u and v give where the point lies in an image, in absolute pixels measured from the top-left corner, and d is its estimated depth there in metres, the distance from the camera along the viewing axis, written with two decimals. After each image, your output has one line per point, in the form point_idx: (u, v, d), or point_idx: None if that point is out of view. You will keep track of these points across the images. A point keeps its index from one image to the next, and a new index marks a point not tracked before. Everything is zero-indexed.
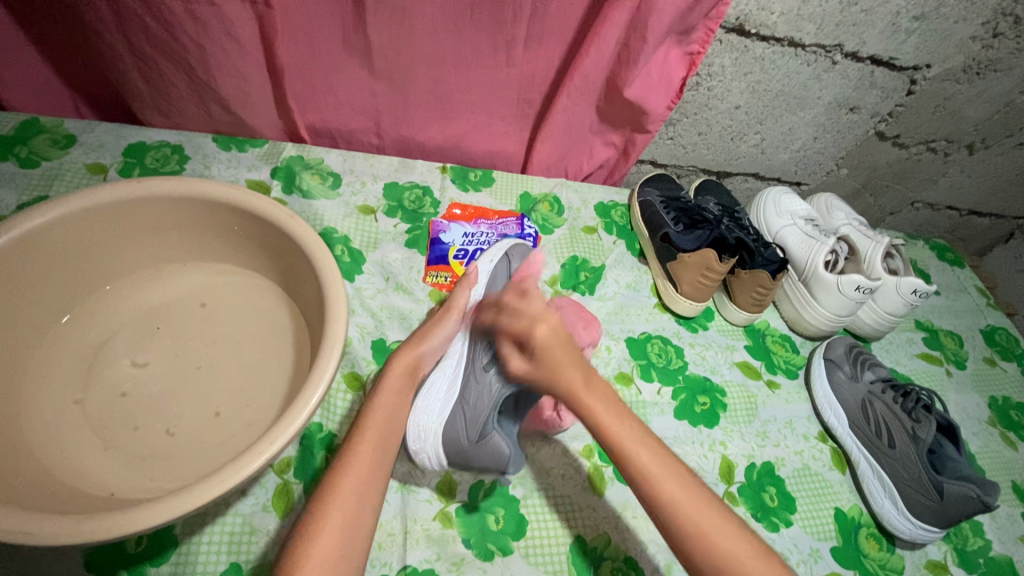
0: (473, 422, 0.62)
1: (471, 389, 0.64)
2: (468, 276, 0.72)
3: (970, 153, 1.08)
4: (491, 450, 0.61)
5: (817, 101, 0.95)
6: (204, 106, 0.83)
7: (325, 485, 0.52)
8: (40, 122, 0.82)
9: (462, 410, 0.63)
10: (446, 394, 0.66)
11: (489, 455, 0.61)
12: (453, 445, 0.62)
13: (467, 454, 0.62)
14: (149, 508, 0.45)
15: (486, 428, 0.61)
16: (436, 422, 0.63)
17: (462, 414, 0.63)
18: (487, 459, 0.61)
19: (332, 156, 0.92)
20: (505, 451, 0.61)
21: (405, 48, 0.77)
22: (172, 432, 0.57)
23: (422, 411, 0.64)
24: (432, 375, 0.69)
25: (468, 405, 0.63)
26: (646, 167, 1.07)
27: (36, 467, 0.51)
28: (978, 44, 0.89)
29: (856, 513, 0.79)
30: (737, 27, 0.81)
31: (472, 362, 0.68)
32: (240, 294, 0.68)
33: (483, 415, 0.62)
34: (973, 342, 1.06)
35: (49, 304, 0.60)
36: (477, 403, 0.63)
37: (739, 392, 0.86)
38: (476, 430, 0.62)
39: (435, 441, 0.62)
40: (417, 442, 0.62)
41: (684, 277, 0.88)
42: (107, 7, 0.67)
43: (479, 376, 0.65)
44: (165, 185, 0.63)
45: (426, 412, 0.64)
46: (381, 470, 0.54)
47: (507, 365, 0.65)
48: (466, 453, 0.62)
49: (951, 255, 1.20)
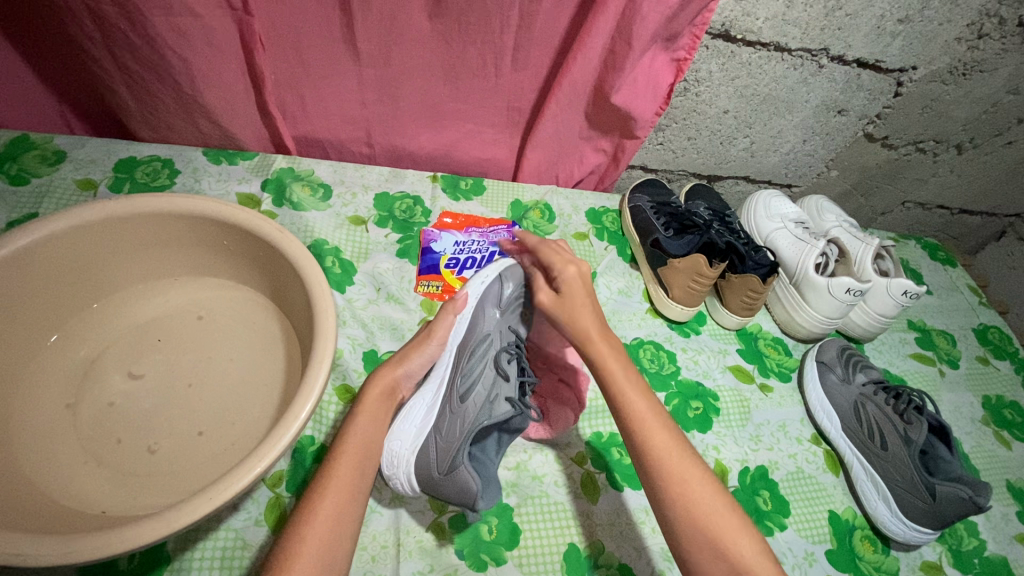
0: (441, 452, 0.60)
1: (448, 418, 0.63)
2: (458, 298, 0.71)
3: (959, 152, 1.09)
4: (457, 485, 0.58)
5: (805, 104, 0.95)
6: (192, 119, 0.83)
7: (311, 500, 0.52)
8: (30, 139, 0.82)
9: (435, 440, 0.62)
10: (422, 421, 0.65)
11: (456, 489, 0.58)
12: (423, 474, 0.60)
13: (436, 486, 0.60)
14: (137, 526, 0.45)
15: (454, 460, 0.59)
16: (408, 449, 0.62)
17: (436, 443, 0.62)
18: (454, 494, 0.58)
19: (323, 168, 0.92)
20: (472, 488, 0.57)
21: (391, 58, 0.78)
22: (152, 450, 0.57)
23: (398, 438, 0.63)
24: (410, 400, 0.68)
25: (441, 433, 0.62)
26: (637, 173, 1.07)
27: (25, 486, 0.51)
28: (964, 45, 0.90)
29: (850, 515, 0.79)
30: (723, 33, 0.82)
31: (451, 390, 0.66)
32: (234, 308, 0.69)
33: (451, 446, 0.60)
34: (966, 341, 1.06)
35: (37, 322, 0.60)
36: (450, 432, 0.61)
37: (732, 396, 0.86)
38: (445, 462, 0.59)
39: (407, 468, 0.61)
40: (389, 469, 0.62)
41: (675, 282, 0.88)
42: (92, 23, 0.67)
43: (457, 404, 0.64)
44: (154, 202, 0.63)
45: (401, 438, 0.63)
46: (365, 482, 0.54)
47: (487, 394, 0.64)
48: (435, 485, 0.60)
49: (943, 254, 1.21)
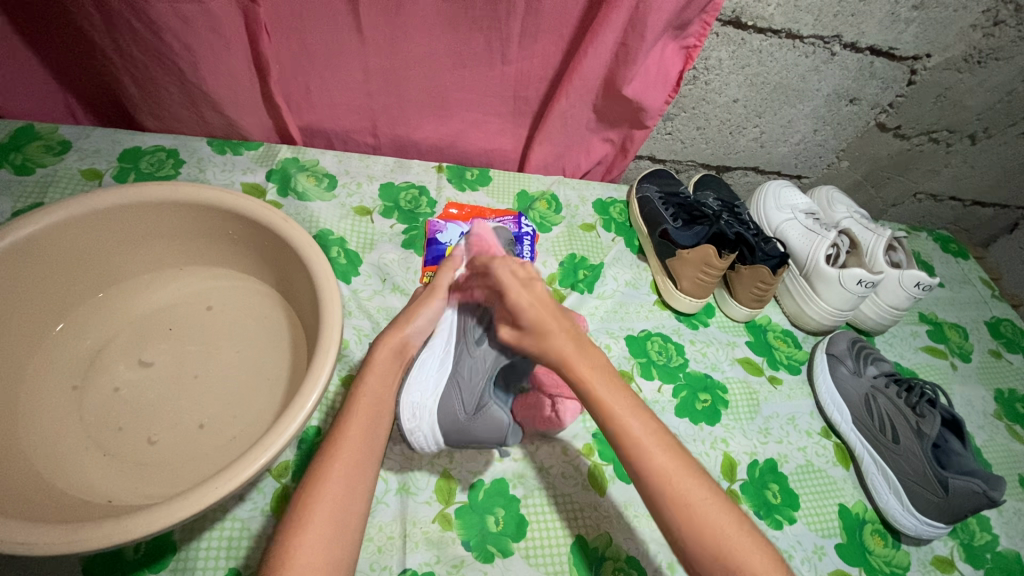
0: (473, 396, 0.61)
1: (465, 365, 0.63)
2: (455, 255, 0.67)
3: (972, 143, 1.07)
4: (492, 420, 0.60)
5: (817, 93, 0.94)
6: (197, 109, 0.83)
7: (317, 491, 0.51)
8: (35, 129, 0.82)
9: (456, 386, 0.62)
10: (439, 369, 0.64)
11: (487, 426, 0.60)
12: (449, 420, 0.60)
13: (464, 429, 0.60)
14: (142, 514, 0.45)
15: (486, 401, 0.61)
16: (431, 399, 0.61)
17: (458, 388, 0.62)
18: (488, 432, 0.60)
19: (328, 158, 0.91)
20: (506, 421, 0.60)
21: (397, 46, 0.77)
22: (151, 441, 0.56)
23: (418, 390, 0.62)
24: (421, 354, 0.66)
25: (462, 377, 0.62)
26: (644, 163, 1.06)
27: (32, 476, 0.51)
28: (979, 33, 0.88)
29: (860, 509, 0.78)
30: (734, 20, 0.80)
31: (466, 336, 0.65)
32: (241, 298, 0.68)
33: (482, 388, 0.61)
34: (978, 334, 1.05)
35: (43, 312, 0.60)
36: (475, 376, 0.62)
37: (741, 388, 0.85)
38: (473, 402, 0.61)
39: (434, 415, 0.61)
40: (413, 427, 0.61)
41: (684, 273, 0.87)
42: (95, 10, 0.66)
43: (474, 348, 0.64)
44: (158, 191, 0.63)
45: (420, 388, 0.62)
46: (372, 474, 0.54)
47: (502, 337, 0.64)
48: (463, 428, 0.60)
49: (955, 246, 1.19)
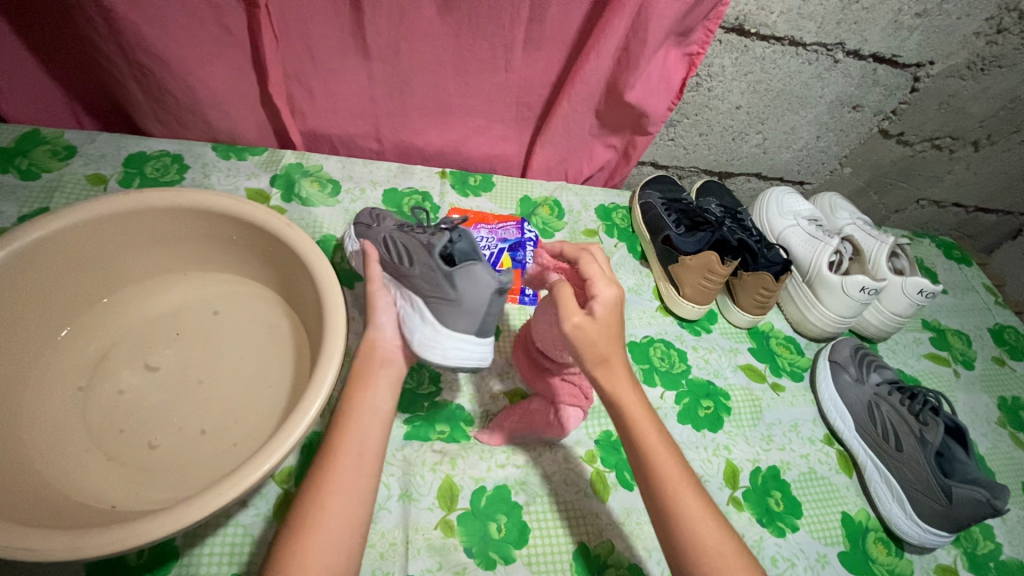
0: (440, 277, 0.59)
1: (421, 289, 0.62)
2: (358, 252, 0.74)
3: (975, 149, 1.07)
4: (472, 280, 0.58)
5: (819, 100, 0.94)
6: (201, 114, 0.83)
7: None
8: (41, 134, 0.82)
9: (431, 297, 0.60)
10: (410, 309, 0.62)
11: (470, 281, 0.58)
12: (450, 318, 0.59)
13: (466, 302, 0.59)
14: (146, 521, 0.45)
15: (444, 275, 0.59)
16: (425, 326, 0.60)
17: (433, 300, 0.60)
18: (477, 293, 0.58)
19: (331, 163, 0.91)
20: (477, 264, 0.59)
21: (401, 52, 0.77)
22: (152, 446, 0.56)
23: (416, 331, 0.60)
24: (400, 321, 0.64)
25: (426, 292, 0.61)
26: (647, 169, 1.06)
27: (36, 481, 0.51)
28: (982, 40, 0.88)
29: (863, 517, 0.78)
30: (737, 27, 0.80)
31: (399, 274, 0.65)
32: (246, 303, 0.69)
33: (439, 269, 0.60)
34: (981, 341, 1.04)
35: (48, 317, 0.60)
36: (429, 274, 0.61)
37: (743, 395, 0.85)
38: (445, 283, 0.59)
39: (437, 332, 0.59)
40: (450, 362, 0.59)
41: (686, 279, 0.87)
42: (102, 17, 0.67)
43: (410, 270, 0.63)
44: (163, 197, 0.63)
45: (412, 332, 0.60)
46: None
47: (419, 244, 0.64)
48: (464, 302, 0.58)
49: (958, 253, 1.19)
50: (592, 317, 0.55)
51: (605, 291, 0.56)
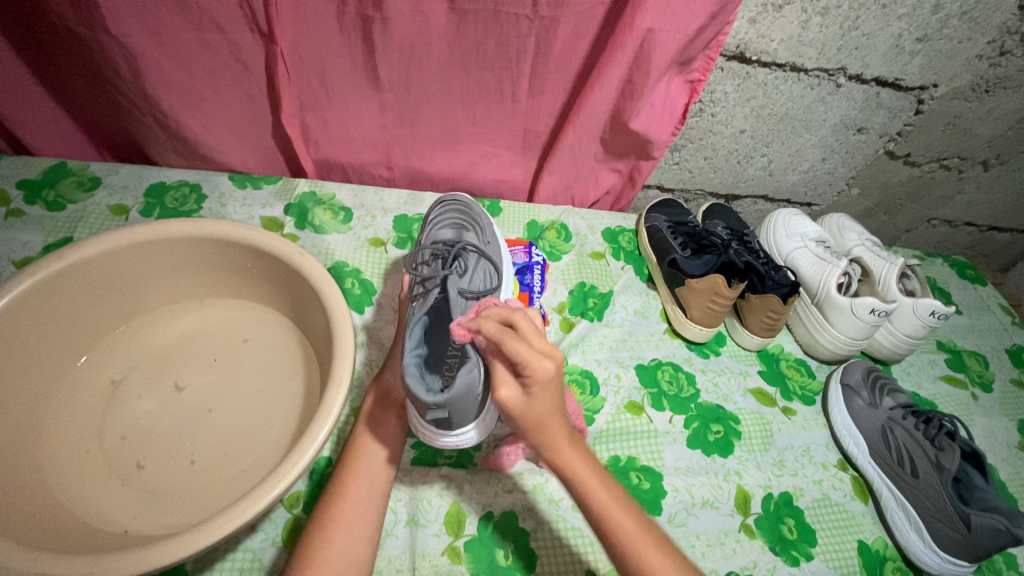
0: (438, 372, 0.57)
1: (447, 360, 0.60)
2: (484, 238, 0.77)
3: (985, 169, 1.06)
4: (466, 397, 0.53)
5: (823, 123, 0.95)
6: (217, 147, 0.86)
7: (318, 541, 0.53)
8: (67, 166, 0.86)
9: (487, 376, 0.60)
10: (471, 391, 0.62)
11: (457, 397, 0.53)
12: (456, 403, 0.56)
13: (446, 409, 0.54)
14: (158, 547, 0.46)
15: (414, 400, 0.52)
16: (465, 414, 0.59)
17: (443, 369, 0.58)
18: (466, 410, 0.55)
19: (343, 192, 0.94)
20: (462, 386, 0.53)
21: (409, 84, 0.80)
22: (140, 466, 0.58)
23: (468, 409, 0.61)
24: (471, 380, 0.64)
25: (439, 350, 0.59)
26: (653, 192, 1.07)
27: (54, 506, 0.53)
28: (985, 63, 0.88)
29: (881, 546, 0.76)
30: (738, 55, 0.82)
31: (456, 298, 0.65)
32: (259, 328, 0.70)
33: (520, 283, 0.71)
34: (999, 363, 1.02)
35: (68, 344, 0.62)
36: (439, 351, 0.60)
37: (754, 419, 0.84)
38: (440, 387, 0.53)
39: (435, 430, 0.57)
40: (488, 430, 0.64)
41: (694, 302, 0.87)
42: (125, 56, 0.70)
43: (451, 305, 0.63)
44: (181, 227, 0.65)
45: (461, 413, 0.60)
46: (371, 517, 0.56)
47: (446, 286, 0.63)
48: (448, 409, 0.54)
49: (972, 272, 1.17)
50: (524, 393, 0.49)
51: (541, 365, 0.48)
